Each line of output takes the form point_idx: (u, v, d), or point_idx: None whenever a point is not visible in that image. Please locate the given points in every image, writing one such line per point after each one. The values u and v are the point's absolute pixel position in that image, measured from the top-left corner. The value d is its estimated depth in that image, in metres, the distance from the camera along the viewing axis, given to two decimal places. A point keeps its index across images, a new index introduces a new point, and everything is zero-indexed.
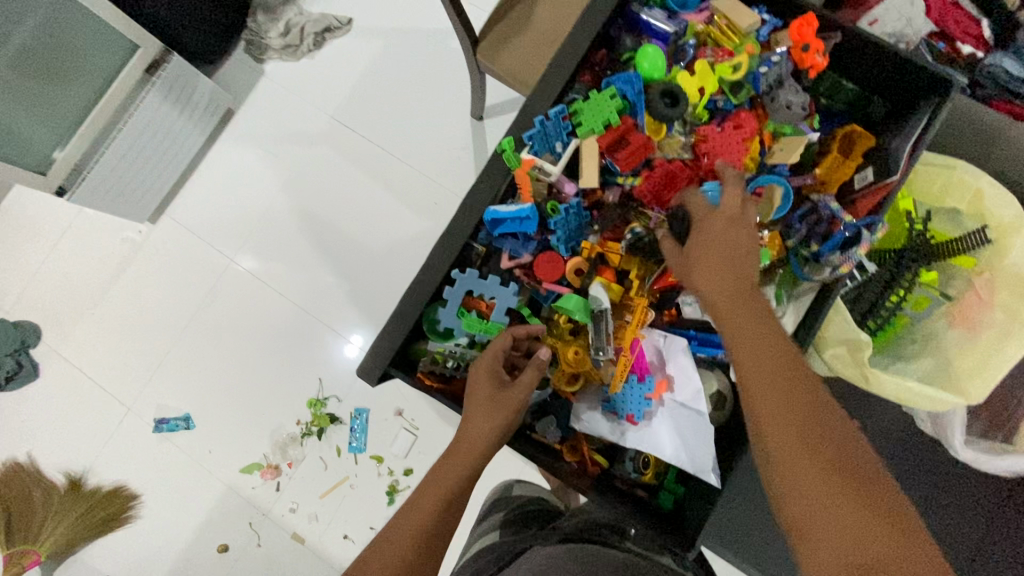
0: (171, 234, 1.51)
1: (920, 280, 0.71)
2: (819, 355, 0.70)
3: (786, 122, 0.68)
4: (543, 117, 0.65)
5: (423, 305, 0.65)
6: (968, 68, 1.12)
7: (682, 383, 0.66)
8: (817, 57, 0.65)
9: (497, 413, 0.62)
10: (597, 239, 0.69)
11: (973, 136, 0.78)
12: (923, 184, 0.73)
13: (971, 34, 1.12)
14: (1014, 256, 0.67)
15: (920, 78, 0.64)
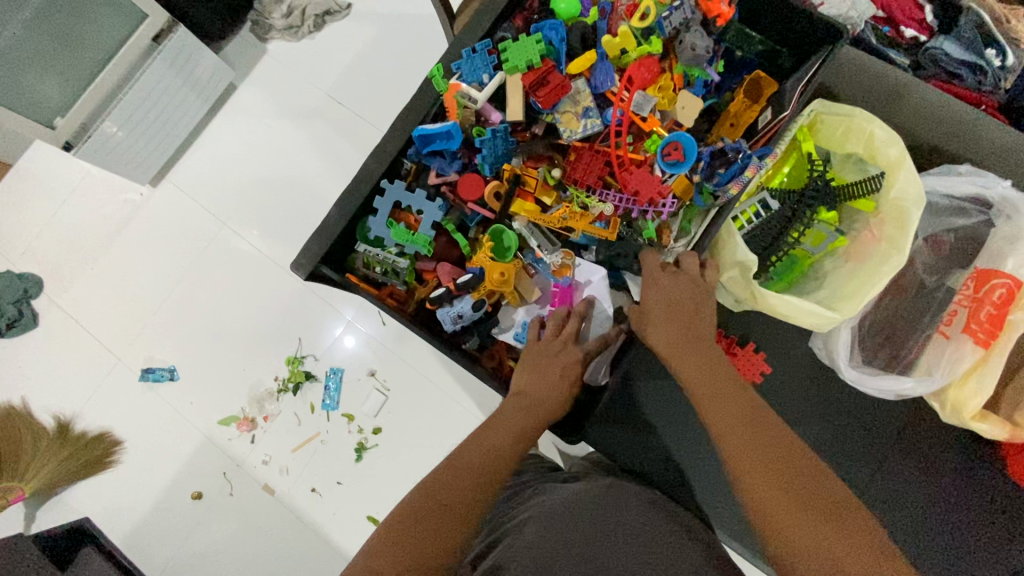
0: (170, 196, 1.54)
1: (819, 218, 0.77)
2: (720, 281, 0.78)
3: (693, 64, 0.74)
4: (471, 50, 0.73)
5: (355, 215, 0.72)
6: (911, 52, 1.17)
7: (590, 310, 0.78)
8: (721, 6, 0.73)
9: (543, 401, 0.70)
10: (519, 163, 0.77)
11: (879, 92, 0.84)
12: (828, 132, 0.80)
13: (915, 20, 1.17)
14: (897, 189, 0.73)
15: (815, 28, 0.72)
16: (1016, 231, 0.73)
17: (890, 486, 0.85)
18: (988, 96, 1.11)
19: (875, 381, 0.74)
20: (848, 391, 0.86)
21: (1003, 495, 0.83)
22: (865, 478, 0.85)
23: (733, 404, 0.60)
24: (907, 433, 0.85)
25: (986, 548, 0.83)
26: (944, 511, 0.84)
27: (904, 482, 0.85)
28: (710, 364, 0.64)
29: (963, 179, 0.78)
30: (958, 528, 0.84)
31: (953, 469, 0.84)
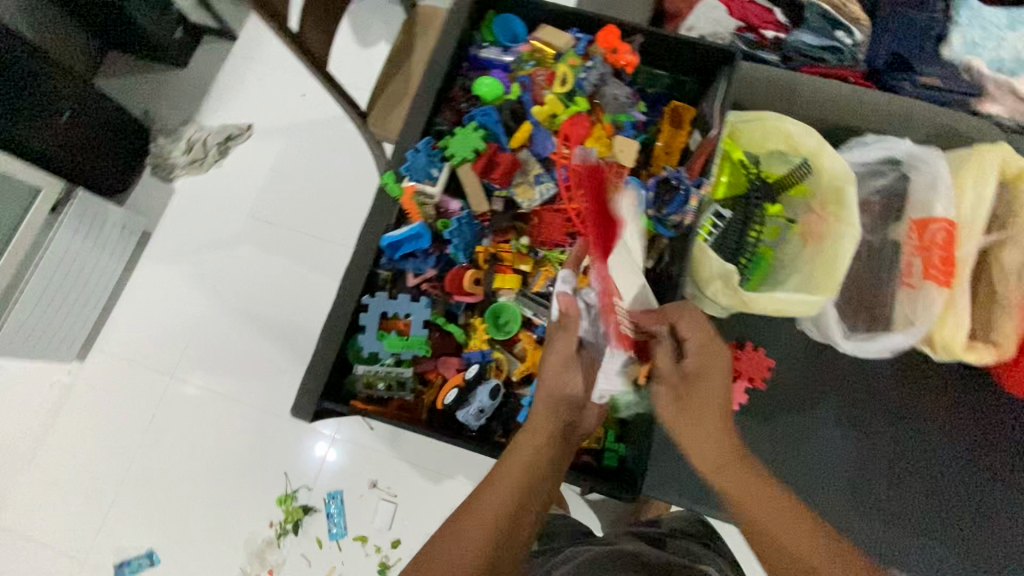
0: (104, 366, 1.40)
1: (769, 213, 0.84)
2: (706, 294, 0.81)
3: (620, 111, 0.80)
4: (414, 151, 0.75)
5: (343, 336, 0.69)
6: (777, 47, 1.32)
7: None
8: (626, 55, 0.79)
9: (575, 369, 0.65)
10: (491, 242, 0.78)
11: (775, 90, 0.92)
12: (748, 135, 0.87)
13: (770, 21, 1.33)
14: (829, 173, 0.81)
15: (711, 56, 0.79)
16: (931, 179, 0.82)
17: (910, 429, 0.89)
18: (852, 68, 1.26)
19: (868, 345, 0.78)
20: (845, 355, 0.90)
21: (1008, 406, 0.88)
22: (890, 432, 0.88)
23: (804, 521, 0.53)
24: (912, 379, 0.89)
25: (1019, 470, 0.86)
26: (972, 439, 0.87)
27: (925, 423, 0.88)
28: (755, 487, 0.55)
29: (872, 147, 0.87)
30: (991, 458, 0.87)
31: (958, 401, 0.88)
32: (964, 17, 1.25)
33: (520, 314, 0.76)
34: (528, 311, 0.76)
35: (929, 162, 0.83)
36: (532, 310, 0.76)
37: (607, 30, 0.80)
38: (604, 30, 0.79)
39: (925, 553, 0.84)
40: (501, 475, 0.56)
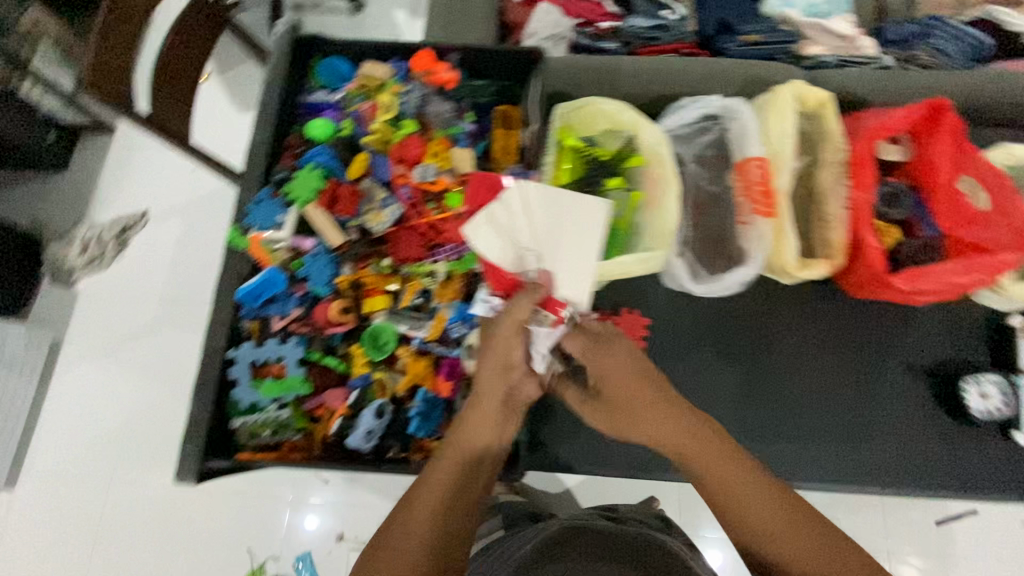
0: (23, 500, 1.24)
1: (610, 186, 0.91)
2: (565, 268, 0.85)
3: (449, 126, 0.87)
4: (255, 203, 0.78)
5: (215, 392, 0.71)
6: (615, 34, 1.41)
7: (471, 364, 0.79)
8: (444, 75, 0.86)
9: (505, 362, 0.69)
10: (352, 270, 0.80)
11: (597, 75, 1.00)
12: (577, 120, 0.94)
13: (603, 14, 1.43)
14: (650, 141, 0.89)
15: (519, 61, 0.87)
16: (741, 127, 0.91)
17: (791, 348, 0.92)
18: (682, 42, 1.38)
19: (718, 283, 0.85)
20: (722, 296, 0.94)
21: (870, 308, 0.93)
22: (768, 356, 0.91)
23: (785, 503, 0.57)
24: (777, 304, 0.93)
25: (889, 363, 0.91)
26: (845, 342, 0.92)
27: (800, 339, 0.92)
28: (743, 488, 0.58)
29: (689, 108, 0.95)
30: (865, 354, 0.91)
31: (824, 313, 0.93)
32: None
33: (394, 330, 0.79)
34: (401, 326, 0.79)
35: (738, 112, 0.92)
36: (405, 325, 0.79)
37: (421, 54, 0.86)
38: (418, 55, 0.86)
39: (822, 464, 0.88)
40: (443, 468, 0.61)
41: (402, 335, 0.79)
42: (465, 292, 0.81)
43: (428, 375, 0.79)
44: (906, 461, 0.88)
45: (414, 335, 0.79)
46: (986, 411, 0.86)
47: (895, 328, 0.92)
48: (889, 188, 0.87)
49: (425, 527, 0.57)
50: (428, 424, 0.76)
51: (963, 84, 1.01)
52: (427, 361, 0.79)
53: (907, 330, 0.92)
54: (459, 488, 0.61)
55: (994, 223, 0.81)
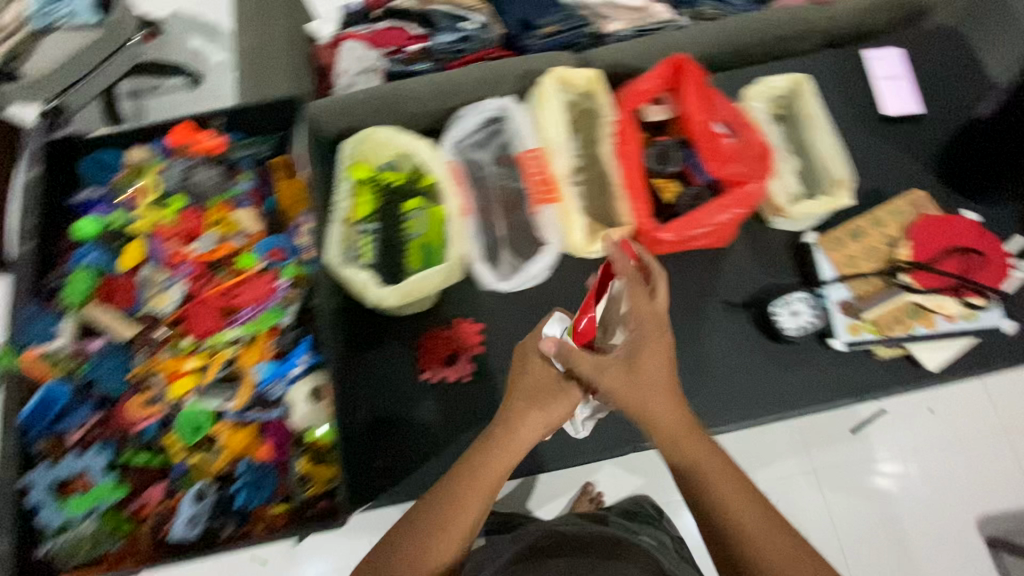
0: None
1: (407, 208, 0.93)
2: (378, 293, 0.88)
3: (224, 191, 0.87)
4: (26, 320, 0.77)
5: (13, 525, 0.69)
6: (425, 55, 1.45)
7: (289, 420, 0.78)
8: (206, 142, 0.86)
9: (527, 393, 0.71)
10: (145, 361, 0.78)
11: (379, 102, 1.01)
12: (363, 150, 0.94)
13: (409, 37, 1.47)
14: (429, 160, 0.92)
15: (281, 110, 0.88)
16: (516, 128, 0.96)
17: None
18: (487, 47, 1.43)
19: (518, 275, 0.91)
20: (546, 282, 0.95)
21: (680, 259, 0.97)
22: None
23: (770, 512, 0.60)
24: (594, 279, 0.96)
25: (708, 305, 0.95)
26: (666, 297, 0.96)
27: None
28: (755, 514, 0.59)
29: (468, 116, 0.98)
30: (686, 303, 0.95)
31: None
32: None
33: (204, 407, 0.77)
34: (208, 403, 0.77)
35: (512, 112, 0.97)
36: (212, 400, 0.78)
37: (179, 128, 0.85)
38: (174, 130, 0.85)
39: None
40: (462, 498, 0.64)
41: (211, 412, 0.77)
42: (271, 351, 0.81)
43: (247, 443, 0.77)
44: (748, 395, 0.91)
45: (223, 407, 0.78)
46: (798, 328, 0.90)
47: (708, 272, 0.97)
48: (656, 148, 0.92)
49: (443, 544, 0.61)
50: (254, 492, 0.75)
51: (718, 32, 1.08)
52: (244, 430, 0.78)
53: (720, 272, 0.97)
54: (472, 513, 0.64)
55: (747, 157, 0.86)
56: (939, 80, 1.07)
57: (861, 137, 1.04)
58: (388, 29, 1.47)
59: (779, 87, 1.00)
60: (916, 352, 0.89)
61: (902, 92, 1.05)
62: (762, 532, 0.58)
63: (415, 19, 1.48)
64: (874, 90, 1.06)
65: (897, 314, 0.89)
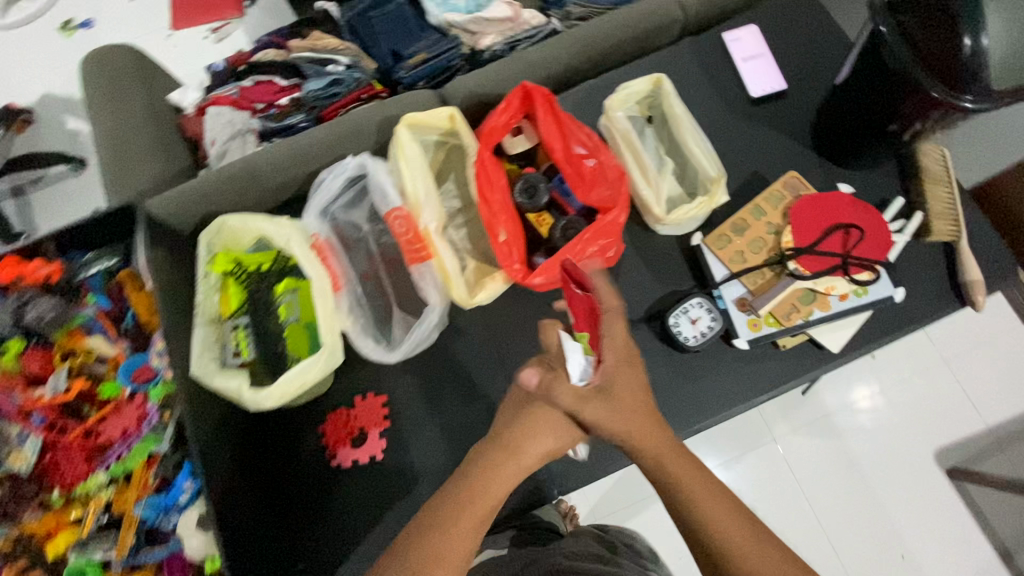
0: None
1: (279, 292, 0.88)
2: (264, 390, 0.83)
3: (70, 319, 0.81)
4: None
5: None
6: (299, 106, 1.38)
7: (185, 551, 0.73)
8: (41, 272, 0.80)
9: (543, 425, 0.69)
10: (10, 527, 0.71)
11: (233, 181, 0.94)
12: (221, 240, 0.88)
13: (279, 90, 1.40)
14: (285, 239, 0.85)
15: (111, 218, 0.82)
16: (379, 186, 0.90)
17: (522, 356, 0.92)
18: (361, 86, 1.36)
19: (410, 342, 0.83)
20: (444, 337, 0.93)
21: None
22: (504, 373, 0.91)
23: (760, 529, 0.60)
24: (492, 323, 0.93)
25: None
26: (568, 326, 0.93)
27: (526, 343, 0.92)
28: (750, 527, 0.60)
29: (329, 181, 0.92)
30: None
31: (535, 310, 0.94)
32: None
33: (83, 563, 0.71)
34: (88, 556, 0.71)
35: (375, 170, 0.91)
36: (92, 551, 0.71)
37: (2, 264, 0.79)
38: None
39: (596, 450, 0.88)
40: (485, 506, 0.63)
41: (94, 565, 0.71)
42: (152, 483, 0.75)
43: None
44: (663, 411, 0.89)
45: (107, 556, 0.72)
46: (697, 336, 0.88)
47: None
48: (524, 180, 0.88)
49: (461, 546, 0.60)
50: None
51: (575, 42, 1.05)
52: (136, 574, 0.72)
53: (616, 288, 0.95)
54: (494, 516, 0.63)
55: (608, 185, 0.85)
56: (802, 50, 1.06)
57: (734, 125, 1.03)
58: (255, 85, 1.40)
59: (642, 90, 0.97)
60: (816, 336, 0.89)
61: (766, 70, 1.04)
62: (754, 545, 0.58)
63: (282, 69, 1.40)
64: (739, 73, 1.04)
65: (791, 303, 0.88)
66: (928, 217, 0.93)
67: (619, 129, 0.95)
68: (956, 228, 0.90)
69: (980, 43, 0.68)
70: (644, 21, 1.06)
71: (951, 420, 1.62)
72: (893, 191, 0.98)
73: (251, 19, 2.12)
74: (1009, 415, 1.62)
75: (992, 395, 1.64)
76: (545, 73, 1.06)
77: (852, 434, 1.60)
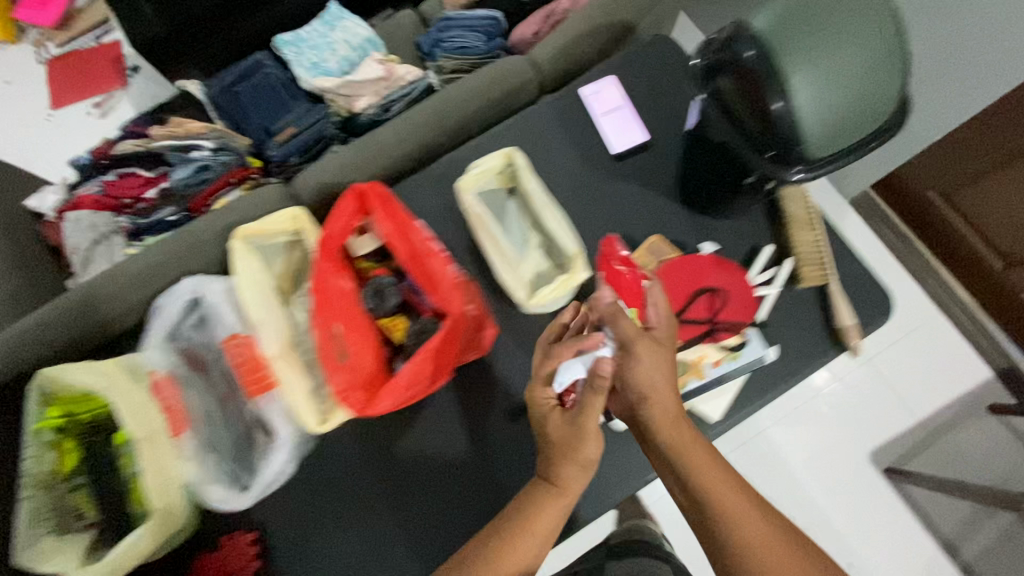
0: None
1: (119, 443, 0.82)
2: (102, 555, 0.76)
3: None
4: None
5: None
6: (168, 197, 1.30)
7: None
8: None
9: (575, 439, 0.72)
10: None
11: (63, 320, 0.87)
12: (40, 390, 0.77)
13: (144, 183, 1.31)
14: (113, 393, 0.76)
15: None
16: (214, 307, 0.84)
17: (399, 466, 0.87)
18: (230, 169, 1.28)
19: (256, 489, 0.79)
20: (316, 459, 0.87)
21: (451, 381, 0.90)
22: (382, 488, 0.86)
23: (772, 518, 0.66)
24: (365, 436, 0.88)
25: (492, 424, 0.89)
26: (447, 427, 0.89)
27: (403, 452, 0.88)
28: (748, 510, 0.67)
29: (165, 308, 0.87)
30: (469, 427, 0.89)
31: (409, 415, 0.89)
32: (291, 50, 1.43)
33: None
34: None
35: (211, 290, 0.85)
36: None
37: None
38: None
39: None
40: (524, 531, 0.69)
41: None
42: None
43: None
44: None
45: None
46: None
47: (482, 384, 0.91)
48: (371, 287, 0.83)
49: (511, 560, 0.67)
50: None
51: (426, 117, 1.01)
52: None
53: (494, 378, 0.91)
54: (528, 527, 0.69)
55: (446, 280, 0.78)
56: (661, 95, 1.03)
57: (597, 186, 0.99)
58: (119, 181, 1.32)
59: (495, 165, 0.93)
60: (696, 406, 0.85)
61: (626, 122, 1.00)
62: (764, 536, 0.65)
63: (145, 160, 1.32)
64: (598, 129, 1.01)
65: None
66: (797, 263, 0.91)
67: (473, 211, 0.90)
68: (825, 269, 0.90)
69: (789, 105, 0.64)
70: (496, 85, 1.03)
71: (883, 417, 1.63)
72: (765, 237, 0.95)
73: (137, 89, 2.03)
74: (939, 404, 1.64)
75: (920, 386, 1.65)
76: (399, 153, 1.01)
77: (790, 447, 1.60)
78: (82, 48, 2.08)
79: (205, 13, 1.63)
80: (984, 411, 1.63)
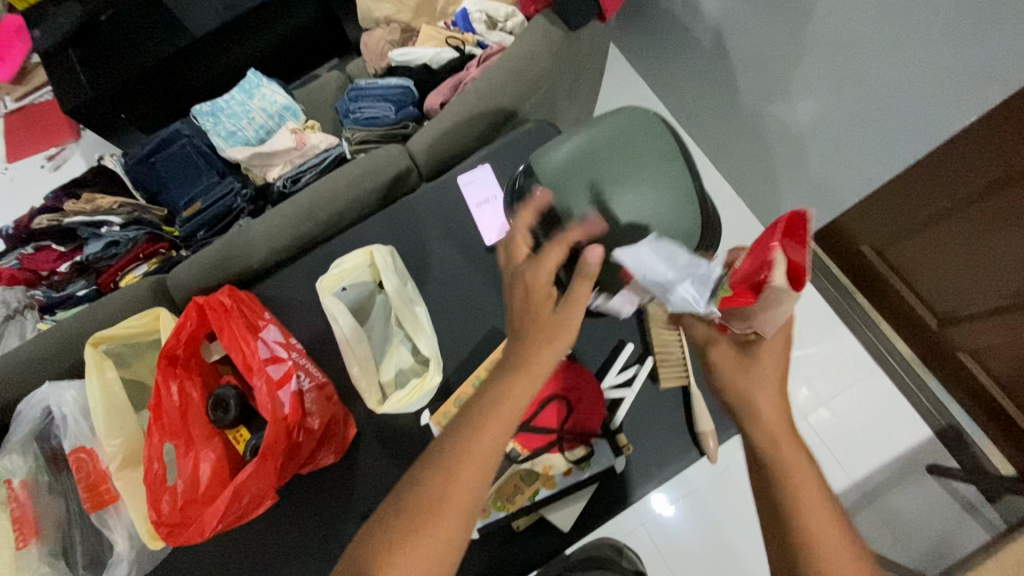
0: None
1: None
2: None
3: None
4: None
5: None
6: (80, 271, 1.34)
7: None
8: None
9: (558, 338, 0.65)
10: None
11: None
12: None
13: (56, 257, 1.34)
14: None
15: None
16: (64, 417, 0.85)
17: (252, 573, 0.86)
18: (139, 245, 1.33)
19: None
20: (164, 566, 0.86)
21: (308, 486, 0.89)
22: None
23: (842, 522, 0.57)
24: (217, 542, 0.87)
25: (348, 527, 0.87)
26: (301, 532, 0.87)
27: (256, 557, 0.86)
28: (816, 500, 0.57)
29: (24, 414, 0.88)
30: (323, 532, 0.87)
31: (264, 519, 0.87)
32: (207, 120, 1.42)
33: None
34: None
35: (66, 399, 0.85)
36: None
37: None
38: None
39: None
40: (501, 419, 0.61)
41: None
42: None
43: None
44: None
45: None
46: None
47: (340, 486, 0.88)
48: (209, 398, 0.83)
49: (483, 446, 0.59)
50: None
51: (302, 210, 1.03)
52: None
53: (352, 480, 0.88)
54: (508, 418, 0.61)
55: (271, 395, 0.79)
56: None
57: (467, 278, 0.99)
58: (32, 253, 1.35)
59: (357, 264, 0.92)
60: (548, 514, 0.84)
61: (499, 215, 1.00)
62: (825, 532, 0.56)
63: (56, 233, 1.34)
64: (472, 221, 1.01)
65: (515, 483, 0.83)
66: (658, 362, 0.88)
67: (330, 310, 0.88)
68: (685, 371, 0.88)
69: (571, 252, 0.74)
70: (372, 178, 1.05)
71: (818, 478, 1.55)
72: (631, 332, 0.92)
73: (87, 142, 2.06)
74: (882, 461, 1.55)
75: (862, 446, 1.56)
76: (276, 245, 1.02)
77: None
78: (37, 102, 2.13)
79: (135, 77, 1.65)
80: (922, 473, 1.54)
